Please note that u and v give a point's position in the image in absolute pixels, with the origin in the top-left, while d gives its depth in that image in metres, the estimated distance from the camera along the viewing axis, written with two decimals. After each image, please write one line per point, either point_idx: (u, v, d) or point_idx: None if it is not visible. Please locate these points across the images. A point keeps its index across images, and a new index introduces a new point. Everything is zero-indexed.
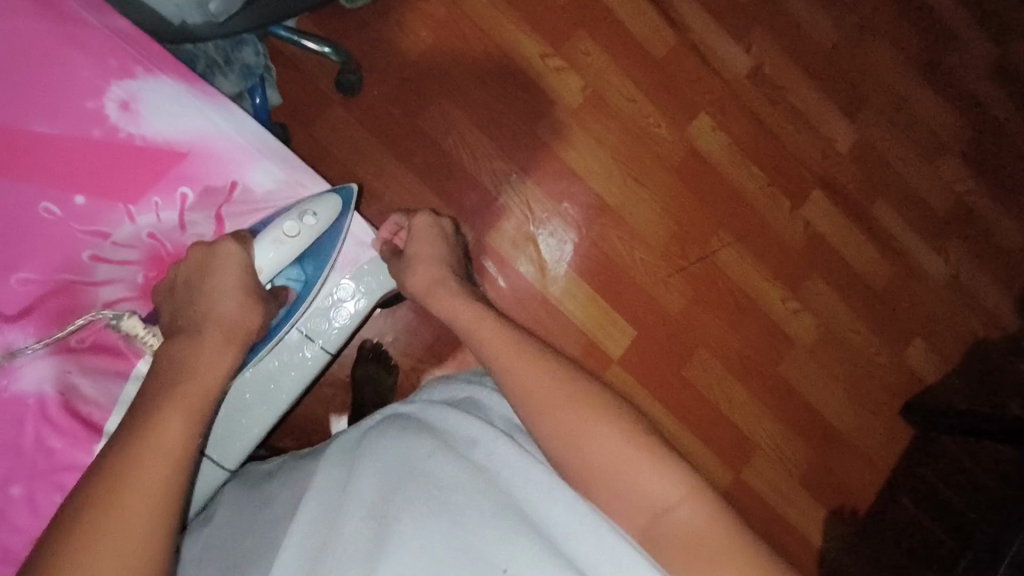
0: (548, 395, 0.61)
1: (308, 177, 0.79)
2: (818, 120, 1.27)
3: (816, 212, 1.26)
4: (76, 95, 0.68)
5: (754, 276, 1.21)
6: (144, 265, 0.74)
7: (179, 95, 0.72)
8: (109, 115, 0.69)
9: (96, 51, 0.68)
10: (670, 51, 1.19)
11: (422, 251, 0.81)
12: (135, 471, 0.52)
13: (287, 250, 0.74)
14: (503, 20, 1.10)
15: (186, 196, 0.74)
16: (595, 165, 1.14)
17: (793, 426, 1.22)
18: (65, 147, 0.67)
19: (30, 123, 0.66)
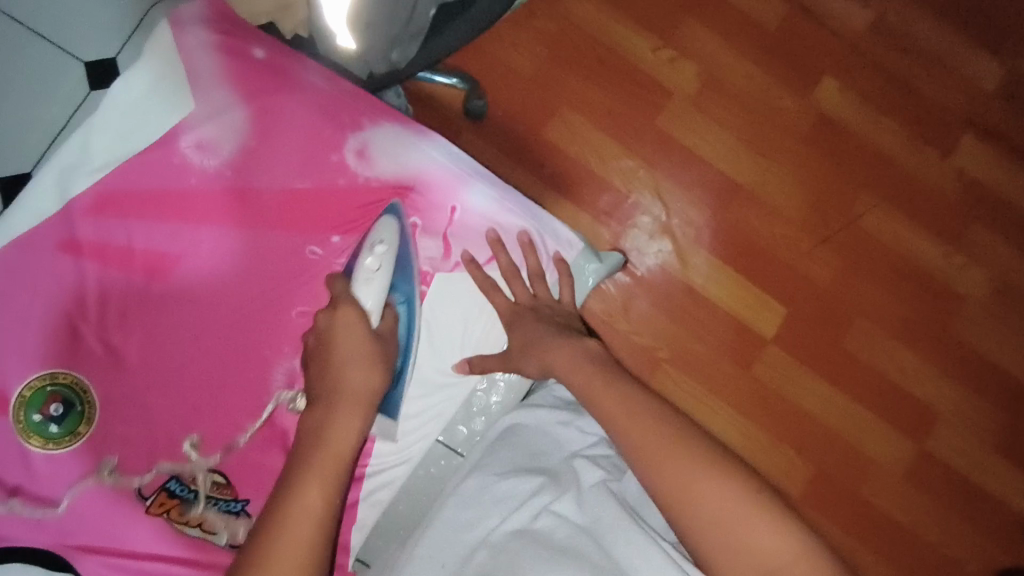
0: (655, 445, 0.55)
1: (513, 198, 0.78)
2: (956, 62, 1.18)
3: (968, 157, 1.17)
4: (322, 151, 0.73)
5: (907, 235, 1.15)
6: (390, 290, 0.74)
7: (400, 134, 0.75)
8: (347, 161, 0.73)
9: (330, 108, 0.72)
10: (783, 22, 1.16)
11: (529, 328, 0.71)
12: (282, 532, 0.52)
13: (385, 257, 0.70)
14: (610, 23, 1.13)
15: (416, 225, 0.75)
16: (722, 146, 1.13)
17: (977, 389, 1.14)
18: (320, 198, 0.73)
19: (289, 183, 0.73)
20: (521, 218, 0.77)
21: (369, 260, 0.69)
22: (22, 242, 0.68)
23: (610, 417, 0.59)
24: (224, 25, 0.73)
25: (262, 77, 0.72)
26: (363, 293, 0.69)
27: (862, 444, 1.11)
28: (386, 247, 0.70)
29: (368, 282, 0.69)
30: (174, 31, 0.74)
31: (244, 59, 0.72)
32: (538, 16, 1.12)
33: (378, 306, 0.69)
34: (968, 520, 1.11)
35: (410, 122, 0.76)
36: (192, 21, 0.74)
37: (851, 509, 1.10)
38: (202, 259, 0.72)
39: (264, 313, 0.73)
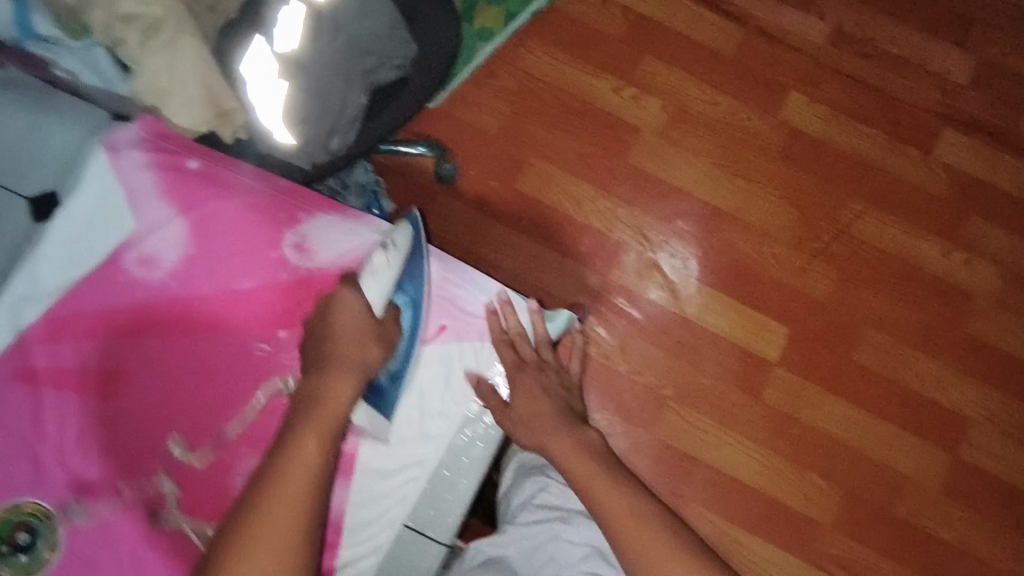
0: (656, 552, 0.62)
1: (457, 269, 0.76)
2: (924, 58, 1.18)
3: (952, 150, 1.15)
4: (259, 248, 0.73)
5: (903, 237, 1.12)
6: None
7: (335, 223, 0.75)
8: (286, 256, 0.73)
9: (265, 208, 0.74)
10: (740, 45, 1.17)
11: (529, 399, 0.73)
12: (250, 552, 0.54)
13: (396, 258, 0.69)
14: (569, 71, 1.15)
15: None
16: (698, 175, 1.13)
17: (1006, 387, 1.08)
18: (258, 294, 0.72)
19: (231, 282, 0.72)
20: (468, 290, 0.75)
21: (378, 259, 0.69)
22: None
23: (605, 502, 0.66)
24: (157, 144, 0.74)
25: (196, 188, 0.73)
26: (368, 284, 0.68)
27: (891, 460, 1.06)
28: (398, 251, 0.70)
29: (375, 277, 0.68)
30: (109, 152, 0.73)
31: (180, 171, 0.73)
32: (498, 75, 1.15)
33: (382, 299, 0.69)
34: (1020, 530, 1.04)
35: (345, 210, 0.76)
36: (127, 143, 0.73)
37: (890, 531, 1.04)
38: (154, 376, 0.69)
39: (217, 419, 0.69)
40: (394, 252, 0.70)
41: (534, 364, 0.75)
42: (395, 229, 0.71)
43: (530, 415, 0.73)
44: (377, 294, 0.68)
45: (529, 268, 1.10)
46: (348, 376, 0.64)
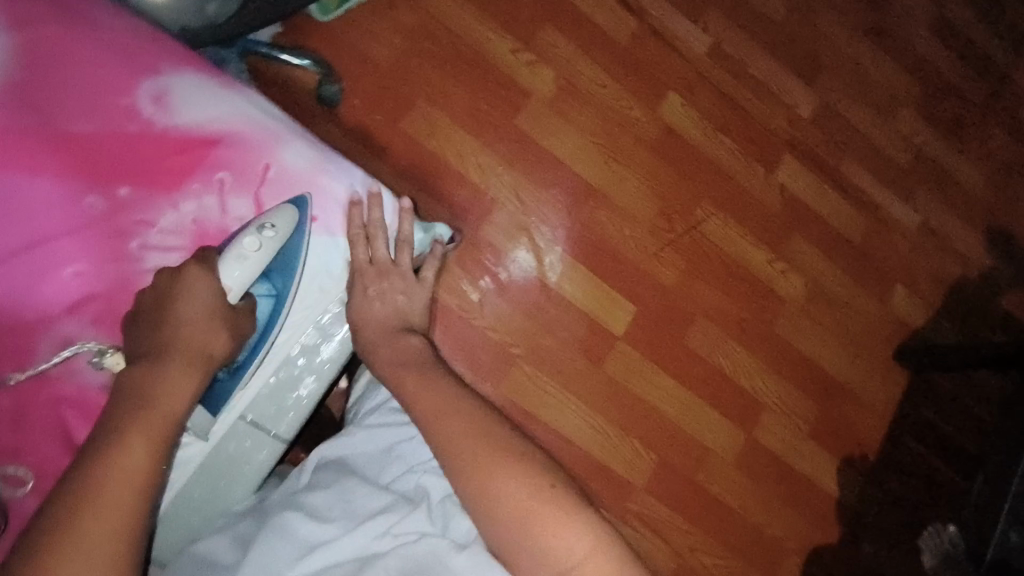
0: (448, 416, 0.68)
1: (334, 160, 0.81)
2: (778, 90, 1.35)
3: (788, 174, 1.32)
4: (115, 99, 0.74)
5: (739, 241, 1.26)
6: (189, 250, 0.74)
7: (211, 90, 0.77)
8: (145, 115, 0.74)
9: (129, 54, 0.75)
10: (633, 37, 1.25)
11: (381, 291, 0.79)
12: (122, 461, 0.57)
13: (269, 245, 0.72)
14: (472, 21, 1.14)
15: (224, 181, 0.76)
16: (577, 151, 1.18)
17: (797, 381, 1.26)
18: (106, 143, 0.72)
19: (73, 126, 0.71)
20: (334, 179, 0.79)
21: (250, 243, 0.71)
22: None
23: (431, 407, 0.69)
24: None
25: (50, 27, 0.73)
26: (230, 267, 0.70)
27: (700, 434, 1.19)
28: (274, 236, 0.72)
29: (242, 261, 0.70)
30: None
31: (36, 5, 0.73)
32: (399, 7, 1.10)
33: (241, 287, 0.71)
34: (789, 501, 1.23)
35: (220, 77, 0.79)
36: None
37: (689, 496, 1.17)
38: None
39: (35, 269, 0.69)
40: (273, 238, 0.72)
41: (388, 266, 0.80)
42: (275, 211, 0.74)
43: (368, 320, 0.78)
44: (234, 279, 0.70)
45: None
46: (185, 364, 0.64)
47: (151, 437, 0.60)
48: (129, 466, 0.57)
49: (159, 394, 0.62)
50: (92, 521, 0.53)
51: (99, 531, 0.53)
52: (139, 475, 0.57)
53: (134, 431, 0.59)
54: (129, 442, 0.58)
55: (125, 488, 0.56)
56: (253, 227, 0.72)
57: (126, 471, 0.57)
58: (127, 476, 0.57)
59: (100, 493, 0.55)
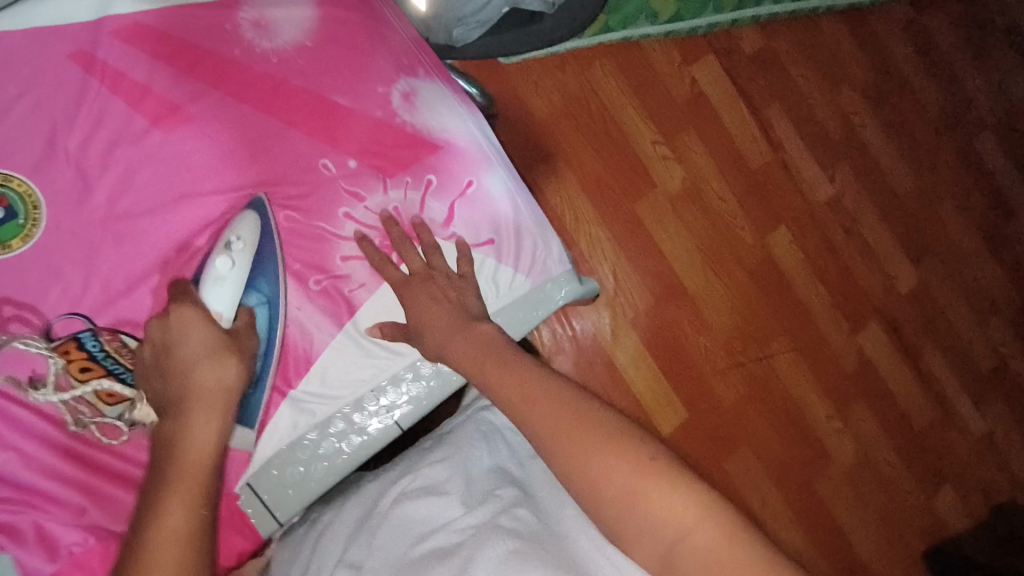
0: (521, 389, 0.59)
1: (526, 198, 0.80)
2: (884, 257, 1.37)
3: (871, 340, 1.33)
4: (370, 79, 0.75)
5: (805, 387, 1.26)
6: (382, 233, 0.72)
7: (449, 99, 0.79)
8: (391, 96, 0.75)
9: (397, 50, 0.77)
10: (765, 166, 1.31)
11: (417, 307, 0.68)
12: (195, 427, 0.55)
13: (241, 256, 0.65)
14: (625, 104, 1.22)
15: (430, 183, 0.74)
16: (681, 249, 1.22)
17: (823, 545, 1.23)
18: (351, 117, 0.73)
19: (329, 94, 0.73)
20: (525, 215, 0.78)
21: (221, 265, 0.64)
22: (29, 33, 0.66)
23: (463, 361, 0.63)
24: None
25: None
26: (211, 296, 0.63)
27: None
28: (244, 247, 0.65)
29: (220, 284, 0.63)
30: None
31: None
32: (566, 71, 1.19)
33: (233, 308, 0.63)
34: None
35: (456, 90, 0.81)
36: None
37: None
38: (217, 123, 0.70)
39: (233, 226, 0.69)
40: (242, 251, 0.65)
41: (422, 271, 0.70)
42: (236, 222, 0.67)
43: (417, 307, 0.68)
44: (218, 302, 0.63)
45: None
46: (209, 402, 0.56)
47: (200, 418, 0.55)
48: (205, 438, 0.55)
49: (188, 427, 0.55)
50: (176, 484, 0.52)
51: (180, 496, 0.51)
52: (207, 438, 0.55)
53: (170, 479, 0.52)
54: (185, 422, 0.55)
55: (196, 462, 0.53)
56: (219, 248, 0.65)
57: (193, 447, 0.54)
58: (200, 449, 0.54)
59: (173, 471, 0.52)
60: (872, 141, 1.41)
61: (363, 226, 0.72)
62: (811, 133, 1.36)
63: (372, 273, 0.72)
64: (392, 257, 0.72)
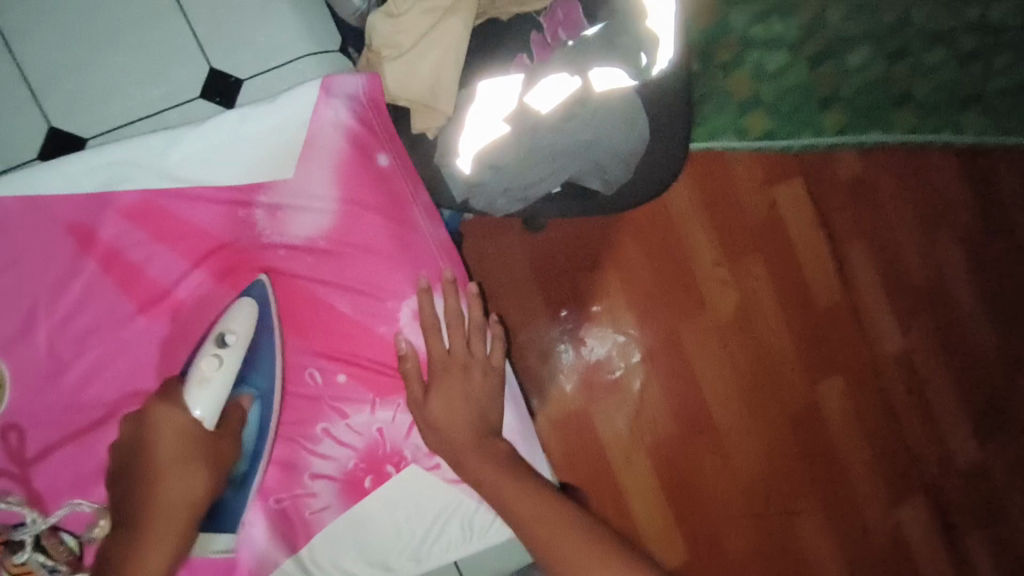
0: (530, 505, 0.63)
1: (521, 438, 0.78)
2: (945, 426, 1.25)
3: (910, 515, 1.21)
4: (380, 293, 0.74)
5: (824, 554, 1.17)
6: (359, 455, 0.75)
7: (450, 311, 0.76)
8: (399, 313, 0.75)
9: (416, 259, 0.74)
10: (831, 305, 1.21)
11: (444, 394, 0.70)
12: (176, 481, 0.61)
13: (228, 360, 0.67)
14: (693, 218, 1.14)
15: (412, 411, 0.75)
16: (719, 383, 1.15)
17: None
18: (351, 330, 0.74)
19: (334, 301, 0.74)
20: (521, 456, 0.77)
21: (207, 365, 0.66)
22: (34, 203, 0.70)
23: (473, 470, 0.68)
24: (368, 113, 0.71)
25: (371, 195, 0.73)
26: (196, 399, 0.65)
27: None
28: (234, 345, 0.68)
29: (202, 387, 0.66)
30: (321, 91, 0.71)
31: (367, 164, 0.72)
32: None
33: (216, 413, 0.66)
34: None
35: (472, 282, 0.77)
36: (341, 93, 0.71)
37: None
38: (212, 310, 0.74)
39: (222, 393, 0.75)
40: (233, 347, 0.68)
41: (460, 359, 0.72)
42: (231, 316, 0.69)
43: (439, 416, 0.70)
44: (201, 406, 0.65)
45: (531, 351, 1.07)
46: (185, 458, 0.63)
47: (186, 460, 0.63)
48: (187, 481, 0.62)
49: (168, 487, 0.61)
50: (159, 524, 0.60)
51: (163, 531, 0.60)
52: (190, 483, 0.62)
53: (147, 531, 0.59)
54: (168, 465, 0.62)
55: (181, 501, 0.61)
56: (212, 342, 0.68)
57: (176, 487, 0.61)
58: (185, 490, 0.62)
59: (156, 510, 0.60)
60: (964, 297, 1.27)
61: (345, 448, 0.75)
62: (895, 277, 1.24)
63: (338, 496, 0.75)
64: (365, 483, 0.75)
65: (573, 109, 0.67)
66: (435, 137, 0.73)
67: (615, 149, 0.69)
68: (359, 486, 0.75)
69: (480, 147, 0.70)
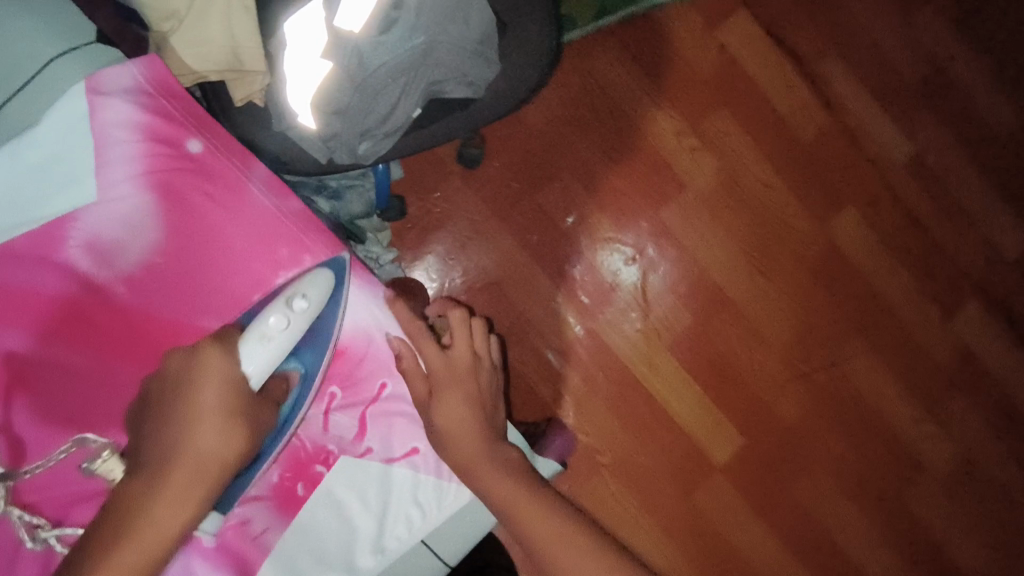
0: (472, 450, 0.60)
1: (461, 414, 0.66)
2: (982, 222, 1.13)
3: (966, 322, 1.12)
4: (244, 289, 0.60)
5: (884, 390, 1.10)
6: (281, 465, 0.61)
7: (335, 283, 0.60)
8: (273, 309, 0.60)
9: (265, 233, 0.59)
10: (818, 136, 1.10)
11: (448, 406, 0.62)
12: (197, 434, 0.48)
13: (298, 323, 0.54)
14: (640, 93, 1.05)
15: (334, 395, 0.62)
16: (721, 255, 1.07)
17: (902, 555, 1.09)
18: None
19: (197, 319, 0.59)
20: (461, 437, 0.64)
21: (274, 322, 0.53)
22: None
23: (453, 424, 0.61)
24: (160, 102, 0.58)
25: (197, 185, 0.59)
26: (248, 351, 0.53)
27: None
28: (308, 308, 0.55)
29: (265, 342, 0.53)
30: (88, 94, 0.57)
31: (176, 155, 0.59)
32: (565, 68, 1.03)
33: (266, 370, 0.53)
34: None
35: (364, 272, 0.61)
36: (116, 89, 0.58)
37: None
38: (107, 400, 0.58)
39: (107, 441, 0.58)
40: (303, 312, 0.55)
41: (465, 361, 0.65)
42: (307, 278, 0.56)
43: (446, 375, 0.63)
44: (257, 365, 0.52)
45: (515, 288, 1.02)
46: (226, 422, 0.50)
47: (226, 411, 0.50)
48: (221, 442, 0.49)
49: (200, 437, 0.48)
50: (172, 487, 0.47)
51: (195, 481, 0.47)
52: (227, 446, 0.49)
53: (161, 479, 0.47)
54: (208, 413, 0.49)
55: (202, 466, 0.48)
56: (277, 303, 0.54)
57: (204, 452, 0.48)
58: (216, 447, 0.49)
59: (178, 459, 0.47)
60: (966, 76, 1.13)
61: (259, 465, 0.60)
62: (881, 80, 1.11)
63: (274, 514, 0.61)
64: (298, 492, 0.61)
65: (392, 13, 0.53)
66: (266, 103, 0.60)
67: (460, 46, 0.55)
68: (294, 499, 0.61)
69: (313, 93, 0.57)
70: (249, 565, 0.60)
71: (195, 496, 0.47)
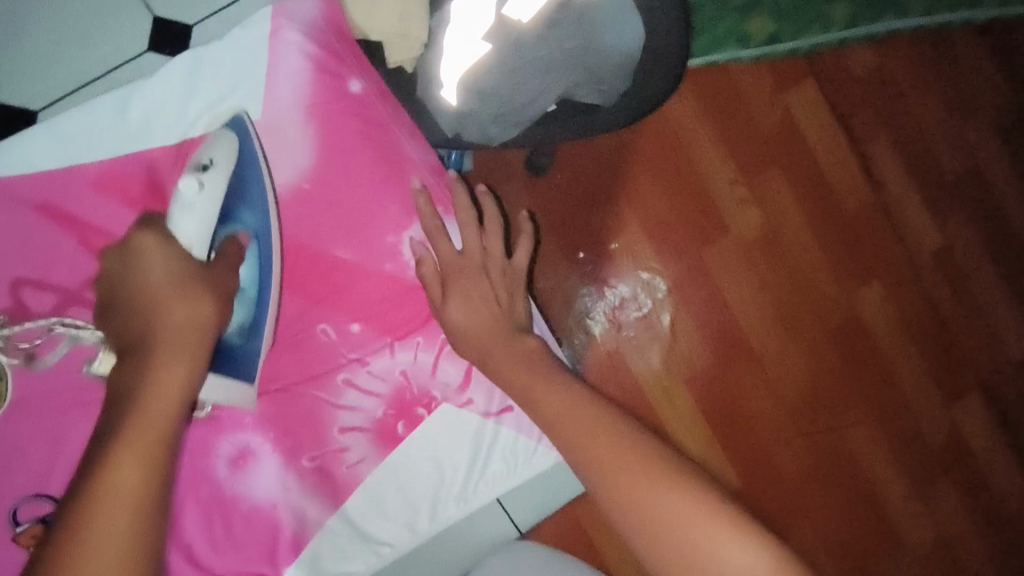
0: (584, 423, 0.60)
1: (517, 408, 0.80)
2: (995, 321, 1.19)
3: (965, 414, 1.17)
4: (382, 230, 0.78)
5: (879, 463, 1.14)
6: (388, 402, 0.79)
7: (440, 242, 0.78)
8: (402, 244, 0.78)
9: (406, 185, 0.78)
10: (859, 211, 1.15)
11: (461, 295, 0.71)
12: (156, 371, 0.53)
13: (212, 188, 0.67)
14: (704, 139, 1.10)
15: (444, 344, 0.79)
16: (750, 305, 1.11)
17: None
18: (359, 275, 0.78)
19: (333, 248, 0.78)
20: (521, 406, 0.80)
21: (187, 188, 0.65)
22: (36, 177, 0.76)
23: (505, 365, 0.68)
24: (328, 38, 0.79)
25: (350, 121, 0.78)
26: (180, 221, 0.65)
27: None
28: (216, 169, 0.68)
29: (187, 209, 0.65)
30: (275, 17, 0.80)
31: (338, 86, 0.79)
32: None
33: (203, 240, 0.65)
34: None
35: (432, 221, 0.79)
36: (297, 17, 0.80)
37: None
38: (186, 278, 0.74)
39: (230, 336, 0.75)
40: (212, 172, 0.68)
41: (476, 258, 0.73)
42: (214, 144, 0.70)
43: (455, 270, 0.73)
44: (186, 231, 0.64)
45: (553, 298, 1.05)
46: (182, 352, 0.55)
47: (183, 291, 0.57)
48: (189, 306, 0.56)
49: (171, 311, 0.55)
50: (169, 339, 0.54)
51: (131, 454, 0.49)
52: (194, 328, 0.56)
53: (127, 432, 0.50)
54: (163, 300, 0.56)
55: (178, 329, 0.55)
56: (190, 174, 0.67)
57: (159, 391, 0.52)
58: (189, 312, 0.56)
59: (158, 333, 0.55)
60: (1002, 183, 1.20)
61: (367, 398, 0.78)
62: (926, 171, 1.17)
63: (372, 445, 0.78)
64: (398, 429, 0.79)
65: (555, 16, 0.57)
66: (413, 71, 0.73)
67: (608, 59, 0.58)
68: (391, 432, 0.79)
69: (460, 74, 0.65)
70: (345, 486, 0.78)
71: (181, 358, 0.54)
